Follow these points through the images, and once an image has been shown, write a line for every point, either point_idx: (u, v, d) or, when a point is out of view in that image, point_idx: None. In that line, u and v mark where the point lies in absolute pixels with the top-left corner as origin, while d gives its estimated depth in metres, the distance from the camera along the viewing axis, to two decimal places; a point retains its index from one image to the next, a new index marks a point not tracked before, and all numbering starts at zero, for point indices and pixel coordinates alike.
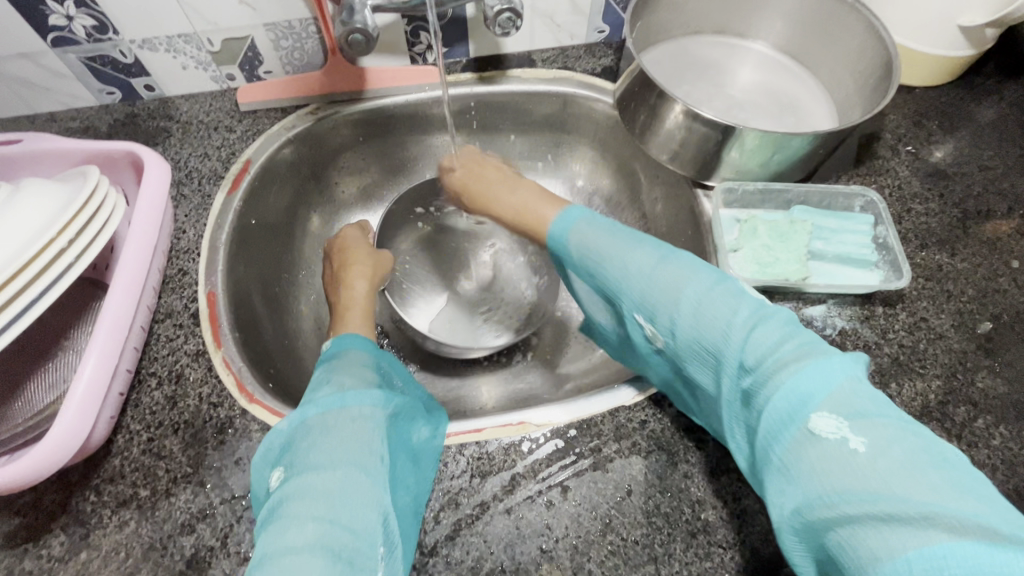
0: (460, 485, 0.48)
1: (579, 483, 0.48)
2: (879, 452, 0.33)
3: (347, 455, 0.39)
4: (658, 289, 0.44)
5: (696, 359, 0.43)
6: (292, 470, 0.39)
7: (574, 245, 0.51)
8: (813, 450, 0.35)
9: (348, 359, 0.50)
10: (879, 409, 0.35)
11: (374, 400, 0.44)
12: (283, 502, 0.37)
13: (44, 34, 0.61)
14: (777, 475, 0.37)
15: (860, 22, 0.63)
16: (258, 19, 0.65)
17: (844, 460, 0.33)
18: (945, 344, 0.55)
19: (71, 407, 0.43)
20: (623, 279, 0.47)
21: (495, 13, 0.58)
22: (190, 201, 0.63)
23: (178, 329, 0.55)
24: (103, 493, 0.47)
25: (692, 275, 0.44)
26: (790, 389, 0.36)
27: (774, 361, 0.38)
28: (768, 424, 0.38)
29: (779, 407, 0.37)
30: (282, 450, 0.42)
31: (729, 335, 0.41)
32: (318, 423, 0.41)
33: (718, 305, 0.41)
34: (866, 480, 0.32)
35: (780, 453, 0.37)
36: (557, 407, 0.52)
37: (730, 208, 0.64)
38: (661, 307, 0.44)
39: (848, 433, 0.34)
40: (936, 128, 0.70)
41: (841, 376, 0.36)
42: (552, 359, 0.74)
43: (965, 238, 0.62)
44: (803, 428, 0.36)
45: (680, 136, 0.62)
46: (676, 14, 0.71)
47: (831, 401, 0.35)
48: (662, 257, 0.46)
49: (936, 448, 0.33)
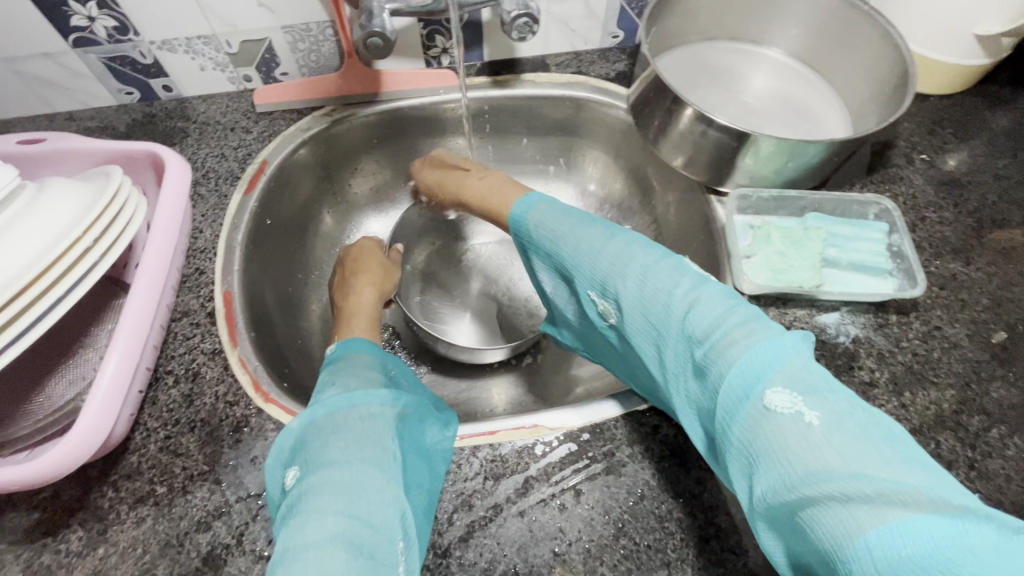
0: (474, 487, 0.48)
1: (592, 487, 0.48)
2: (833, 426, 0.34)
3: (356, 448, 0.40)
4: (608, 264, 0.49)
5: (645, 332, 0.46)
6: (307, 469, 0.39)
7: (532, 227, 0.55)
8: (769, 426, 0.36)
9: (354, 360, 0.50)
10: (829, 385, 0.37)
11: (381, 399, 0.45)
12: (300, 500, 0.37)
13: (66, 34, 0.62)
14: (738, 456, 0.38)
15: (876, 30, 0.64)
16: (276, 21, 0.66)
17: (799, 433, 0.35)
18: (959, 353, 0.55)
19: (94, 406, 0.43)
20: (575, 256, 0.51)
21: (513, 18, 0.58)
22: (207, 201, 0.64)
23: (195, 328, 0.56)
24: (120, 489, 0.47)
25: (637, 252, 0.48)
26: (744, 365, 0.38)
27: (722, 334, 0.40)
28: (724, 402, 0.39)
29: (734, 383, 0.38)
30: (293, 450, 0.42)
31: (675, 308, 0.44)
32: (326, 421, 0.42)
33: (662, 279, 0.45)
34: (822, 457, 0.34)
35: (738, 431, 0.38)
36: (570, 411, 0.53)
37: (743, 213, 0.63)
38: (609, 281, 0.48)
39: (802, 407, 0.36)
40: (950, 136, 0.70)
41: (789, 354, 0.38)
42: (563, 363, 0.74)
43: (980, 248, 0.61)
44: (758, 404, 0.37)
45: (694, 142, 0.62)
46: (691, 20, 0.72)
47: (781, 376, 0.37)
48: (611, 237, 0.50)
49: (884, 424, 0.35)
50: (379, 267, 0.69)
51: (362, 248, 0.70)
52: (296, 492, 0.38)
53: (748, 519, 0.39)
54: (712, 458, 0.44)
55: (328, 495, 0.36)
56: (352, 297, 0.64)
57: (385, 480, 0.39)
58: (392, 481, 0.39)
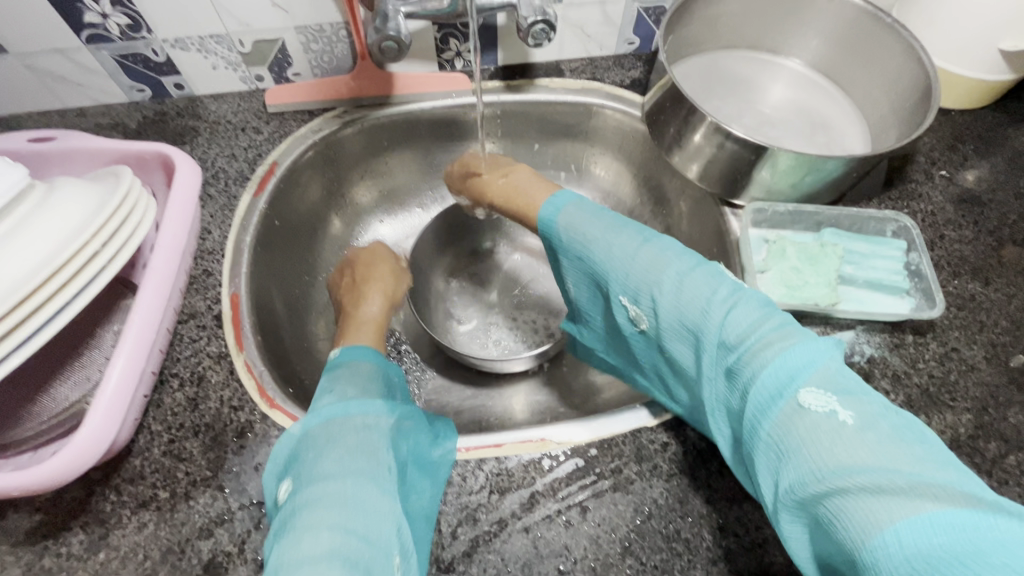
0: (479, 501, 0.48)
1: (598, 504, 0.47)
2: (866, 425, 0.35)
3: (349, 456, 0.40)
4: (641, 270, 0.48)
5: (677, 336, 0.46)
6: (300, 480, 0.39)
7: (562, 229, 0.54)
8: (802, 422, 0.37)
9: (354, 368, 0.49)
10: (863, 389, 0.38)
11: (378, 410, 0.45)
12: (294, 511, 0.37)
13: (79, 31, 0.62)
14: (767, 451, 0.39)
15: (900, 43, 0.62)
16: (290, 21, 0.65)
17: (833, 430, 0.36)
18: (976, 376, 0.54)
19: (98, 411, 0.43)
20: (608, 260, 0.50)
21: (529, 24, 0.58)
22: (216, 201, 0.63)
23: (201, 330, 0.55)
24: (123, 492, 0.47)
25: (671, 259, 0.47)
26: (778, 366, 0.39)
27: (758, 338, 0.41)
28: (757, 401, 0.39)
29: (769, 383, 0.39)
30: (287, 464, 0.42)
31: (711, 313, 0.44)
32: (320, 433, 0.42)
33: (698, 286, 0.45)
34: (855, 454, 0.34)
35: (770, 425, 0.38)
36: (578, 425, 0.52)
37: (759, 227, 0.62)
38: (643, 287, 0.48)
39: (835, 406, 0.37)
40: (970, 152, 0.69)
41: (824, 359, 0.39)
42: (570, 372, 0.73)
43: (1000, 268, 0.60)
44: (792, 402, 0.38)
45: (710, 154, 0.61)
46: (709, 29, 0.71)
47: (816, 378, 0.38)
48: (645, 241, 0.50)
49: (916, 427, 0.36)
50: (391, 274, 0.67)
51: (375, 254, 0.69)
52: (289, 502, 0.38)
53: (770, 514, 0.39)
54: (737, 458, 0.44)
55: (321, 505, 0.36)
56: (361, 306, 0.62)
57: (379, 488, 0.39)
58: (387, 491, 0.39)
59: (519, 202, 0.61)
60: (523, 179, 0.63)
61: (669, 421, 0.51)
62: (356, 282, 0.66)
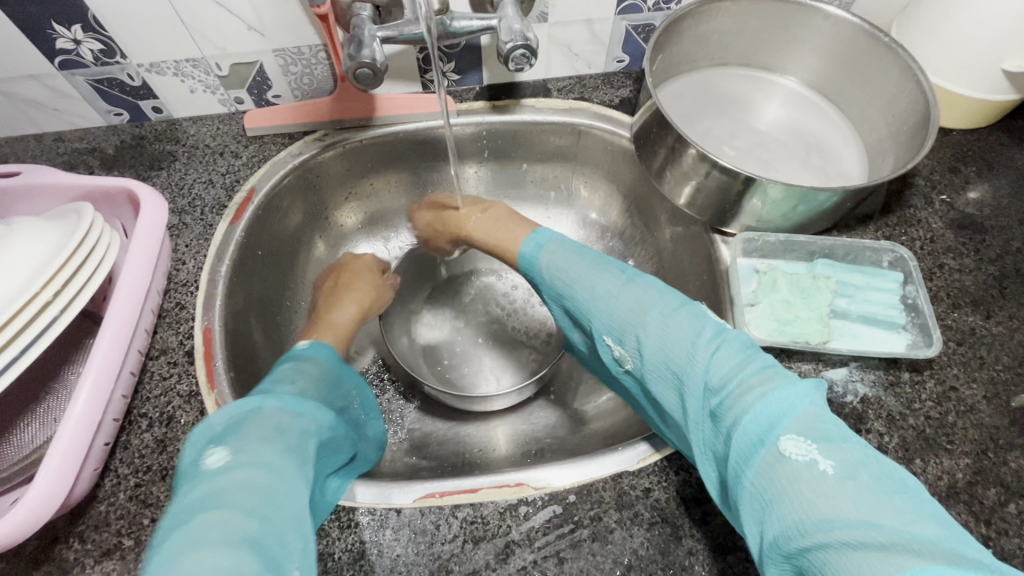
0: (452, 550, 0.46)
1: (576, 555, 0.46)
2: (848, 475, 0.33)
3: (287, 447, 0.38)
4: (624, 312, 0.46)
5: (662, 382, 0.44)
6: (238, 453, 0.35)
7: (548, 274, 0.52)
8: (782, 471, 0.35)
9: (313, 368, 0.48)
10: (843, 434, 0.36)
11: (324, 418, 0.43)
12: (219, 484, 0.33)
13: (51, 57, 0.60)
14: (750, 500, 0.36)
15: (899, 64, 0.60)
16: (267, 44, 0.63)
17: (814, 480, 0.33)
18: (976, 418, 0.51)
19: (49, 468, 0.42)
20: (592, 303, 0.48)
21: (508, 49, 0.56)
22: (192, 230, 0.62)
23: (172, 367, 0.54)
24: (86, 541, 0.46)
25: (654, 301, 0.45)
26: (758, 412, 0.37)
27: (738, 383, 0.39)
28: (737, 448, 0.37)
29: (750, 430, 0.37)
30: (225, 431, 0.38)
31: (695, 357, 0.41)
32: (274, 416, 0.40)
33: (681, 328, 0.43)
34: (836, 505, 0.32)
35: (751, 475, 0.36)
36: (558, 468, 0.50)
37: (748, 256, 0.60)
38: (628, 329, 0.45)
39: (816, 455, 0.34)
40: (973, 174, 0.66)
41: (805, 404, 0.37)
42: (558, 400, 0.71)
43: (1002, 299, 0.58)
44: (772, 450, 0.36)
45: (698, 180, 0.59)
46: (701, 47, 0.68)
47: (797, 424, 0.36)
48: (627, 282, 0.47)
49: (898, 474, 0.34)
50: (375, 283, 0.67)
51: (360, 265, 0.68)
52: (218, 469, 0.34)
53: (754, 561, 0.37)
54: (726, 506, 0.41)
55: (250, 481, 0.34)
56: (333, 311, 0.61)
57: (304, 491, 0.36)
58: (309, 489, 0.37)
59: (500, 238, 0.59)
60: (500, 215, 0.61)
61: (652, 464, 0.50)
62: (336, 286, 0.65)
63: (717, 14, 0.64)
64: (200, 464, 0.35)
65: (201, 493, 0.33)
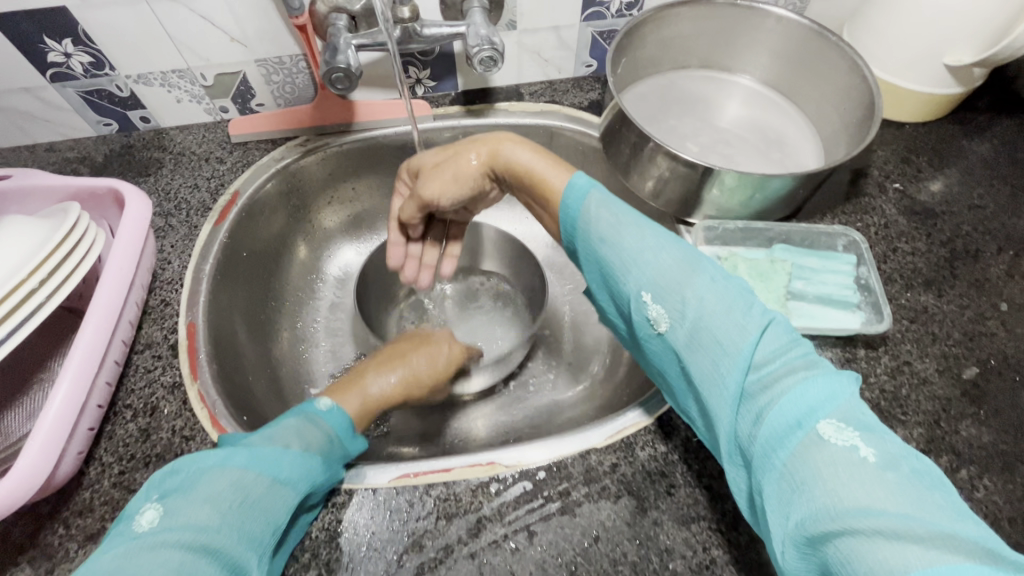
0: (425, 527, 0.47)
1: (546, 528, 0.47)
2: (888, 465, 0.33)
3: (232, 506, 0.38)
4: (669, 273, 0.44)
5: (699, 352, 0.42)
6: (171, 518, 0.37)
7: (586, 219, 0.49)
8: (820, 454, 0.35)
9: (314, 432, 0.47)
10: (882, 428, 0.36)
11: (302, 477, 0.43)
12: (154, 542, 0.35)
13: (43, 70, 0.63)
14: (780, 480, 0.36)
15: (846, 59, 0.63)
16: (249, 55, 0.67)
17: (855, 465, 0.33)
18: (929, 390, 0.54)
19: (32, 449, 0.43)
20: (633, 256, 0.46)
21: (476, 52, 0.59)
22: (178, 231, 0.65)
23: (157, 360, 0.56)
24: (71, 526, 0.47)
25: (701, 272, 0.44)
26: (798, 394, 0.37)
27: (782, 362, 0.39)
28: (773, 422, 0.37)
29: (789, 409, 0.37)
30: (171, 489, 0.39)
31: (744, 330, 0.40)
32: (235, 476, 0.40)
33: (730, 302, 0.42)
34: (874, 495, 0.32)
35: (784, 454, 0.36)
36: (528, 448, 0.52)
37: (710, 245, 0.63)
38: (671, 298, 0.43)
39: (857, 442, 0.35)
40: (925, 164, 0.69)
41: (846, 394, 0.38)
42: (537, 391, 0.73)
43: (953, 279, 0.60)
44: (811, 433, 0.36)
45: (660, 173, 0.62)
46: (663, 51, 0.72)
47: (838, 412, 0.36)
48: (674, 248, 0.46)
49: (937, 476, 0.34)
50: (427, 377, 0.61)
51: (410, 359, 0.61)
52: (149, 530, 0.36)
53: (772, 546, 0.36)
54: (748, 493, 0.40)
55: (169, 553, 0.34)
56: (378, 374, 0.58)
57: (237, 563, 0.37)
58: (251, 551, 0.38)
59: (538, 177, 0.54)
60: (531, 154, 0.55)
61: (619, 441, 0.52)
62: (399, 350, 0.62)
63: (676, 19, 0.68)
64: (131, 524, 0.37)
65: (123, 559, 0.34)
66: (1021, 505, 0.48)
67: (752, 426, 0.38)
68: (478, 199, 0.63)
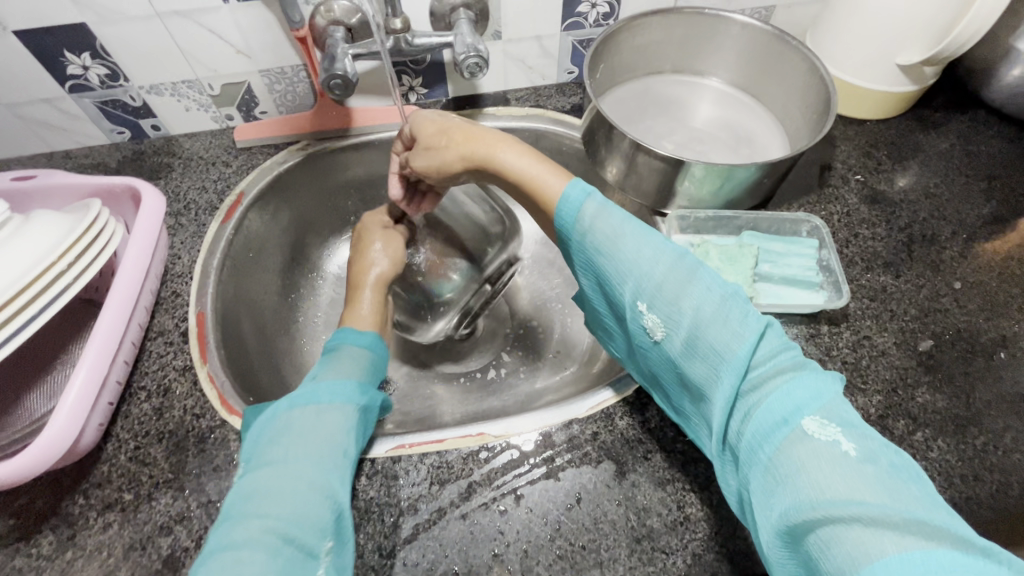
0: (420, 492, 0.51)
1: (532, 491, 0.51)
2: (867, 459, 0.38)
3: (296, 439, 0.44)
4: (667, 284, 0.47)
5: (698, 360, 0.45)
6: (257, 461, 0.43)
7: (583, 229, 0.50)
8: (805, 449, 0.39)
9: (347, 358, 0.53)
10: (863, 425, 0.40)
11: (347, 398, 0.49)
12: (251, 484, 0.41)
13: (63, 82, 0.68)
14: (765, 475, 0.40)
15: (804, 62, 0.69)
16: (254, 66, 0.72)
17: (835, 458, 0.38)
18: (887, 361, 0.58)
19: (61, 416, 0.48)
20: (632, 268, 0.48)
21: (463, 58, 0.64)
22: (187, 229, 0.69)
23: (169, 346, 0.60)
24: (91, 496, 0.51)
25: (700, 280, 0.47)
26: (785, 394, 0.42)
27: (771, 365, 0.44)
28: (760, 422, 0.42)
29: (776, 410, 0.41)
30: (247, 450, 0.45)
31: (740, 338, 0.44)
32: (286, 416, 0.46)
33: (729, 311, 0.45)
34: (853, 484, 0.36)
35: (771, 448, 0.40)
36: (516, 419, 0.56)
37: (683, 233, 0.67)
38: (670, 306, 0.46)
39: (839, 438, 0.39)
40: (885, 158, 0.74)
41: (830, 394, 0.42)
42: (527, 376, 0.77)
43: (910, 261, 0.65)
44: (797, 430, 0.40)
45: (635, 168, 0.67)
46: (638, 57, 0.77)
47: (822, 410, 0.40)
48: (676, 257, 0.48)
49: (914, 469, 0.38)
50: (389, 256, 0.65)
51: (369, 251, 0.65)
52: (241, 481, 0.43)
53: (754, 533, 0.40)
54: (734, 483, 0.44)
55: (263, 485, 0.41)
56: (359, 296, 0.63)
57: (321, 476, 0.43)
58: (336, 477, 0.43)
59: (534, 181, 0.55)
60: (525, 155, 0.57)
61: (600, 412, 0.55)
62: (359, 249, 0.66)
63: (649, 27, 0.73)
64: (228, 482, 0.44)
65: (234, 501, 0.41)
66: (972, 463, 0.52)
67: (744, 423, 0.43)
68: (468, 181, 0.65)
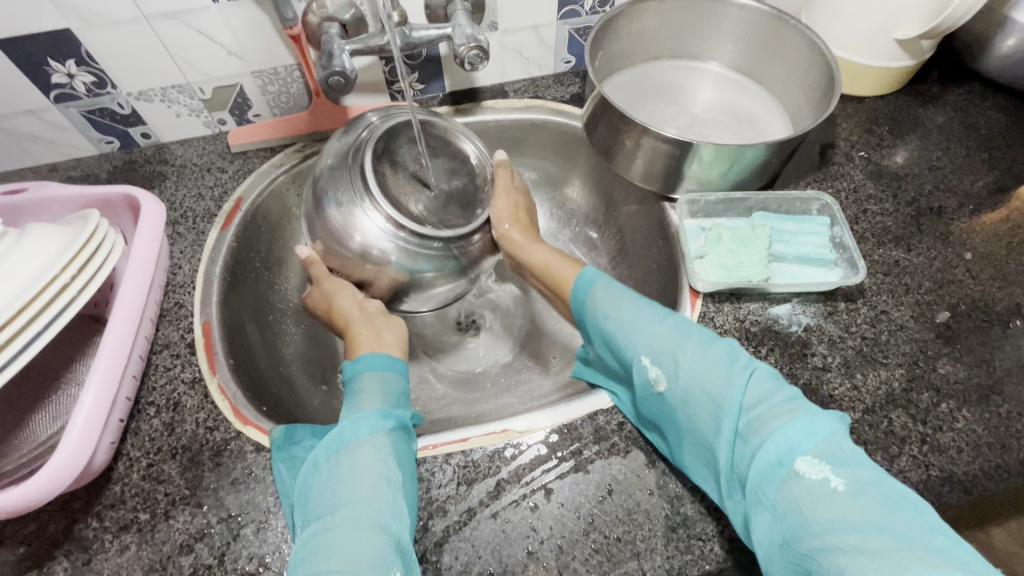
0: (448, 493, 0.50)
1: (562, 485, 0.50)
2: (859, 492, 0.37)
3: (332, 488, 0.43)
4: (662, 341, 0.48)
5: (691, 406, 0.45)
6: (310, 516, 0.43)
7: (591, 300, 0.54)
8: (798, 487, 0.38)
9: (370, 386, 0.51)
10: (858, 458, 0.39)
11: (370, 427, 0.46)
12: (309, 540, 0.40)
13: (47, 91, 0.66)
14: (766, 514, 0.39)
15: (805, 40, 0.68)
16: (245, 67, 0.70)
17: (826, 496, 0.37)
18: (906, 334, 0.58)
19: (72, 435, 0.46)
20: (633, 329, 0.50)
21: (463, 50, 0.63)
22: (186, 238, 0.67)
23: (175, 358, 0.58)
24: (104, 518, 0.49)
25: (689, 333, 0.47)
26: (780, 436, 0.40)
27: (766, 408, 0.42)
28: (758, 469, 0.40)
29: (770, 452, 0.40)
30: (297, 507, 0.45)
31: (729, 379, 0.44)
32: (326, 463, 0.45)
33: (715, 357, 0.45)
34: (851, 515, 0.36)
35: (770, 493, 0.39)
36: (541, 414, 0.54)
37: (694, 218, 0.67)
38: (664, 358, 0.47)
39: (829, 474, 0.38)
40: (887, 134, 0.74)
41: (827, 430, 0.40)
42: (543, 369, 0.75)
43: (921, 234, 0.65)
44: (790, 471, 0.39)
45: (642, 153, 0.66)
46: (636, 43, 0.76)
47: (818, 448, 0.39)
48: (666, 316, 0.50)
49: (910, 496, 0.37)
50: (329, 288, 0.61)
51: (316, 300, 0.63)
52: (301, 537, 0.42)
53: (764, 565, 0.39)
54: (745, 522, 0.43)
55: (318, 539, 0.40)
56: (355, 329, 0.59)
57: (369, 514, 0.41)
58: (390, 515, 0.42)
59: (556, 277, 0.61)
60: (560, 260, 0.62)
61: None
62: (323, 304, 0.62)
63: (646, 13, 0.73)
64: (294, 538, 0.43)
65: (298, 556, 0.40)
66: (999, 432, 0.52)
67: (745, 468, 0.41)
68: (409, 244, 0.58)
